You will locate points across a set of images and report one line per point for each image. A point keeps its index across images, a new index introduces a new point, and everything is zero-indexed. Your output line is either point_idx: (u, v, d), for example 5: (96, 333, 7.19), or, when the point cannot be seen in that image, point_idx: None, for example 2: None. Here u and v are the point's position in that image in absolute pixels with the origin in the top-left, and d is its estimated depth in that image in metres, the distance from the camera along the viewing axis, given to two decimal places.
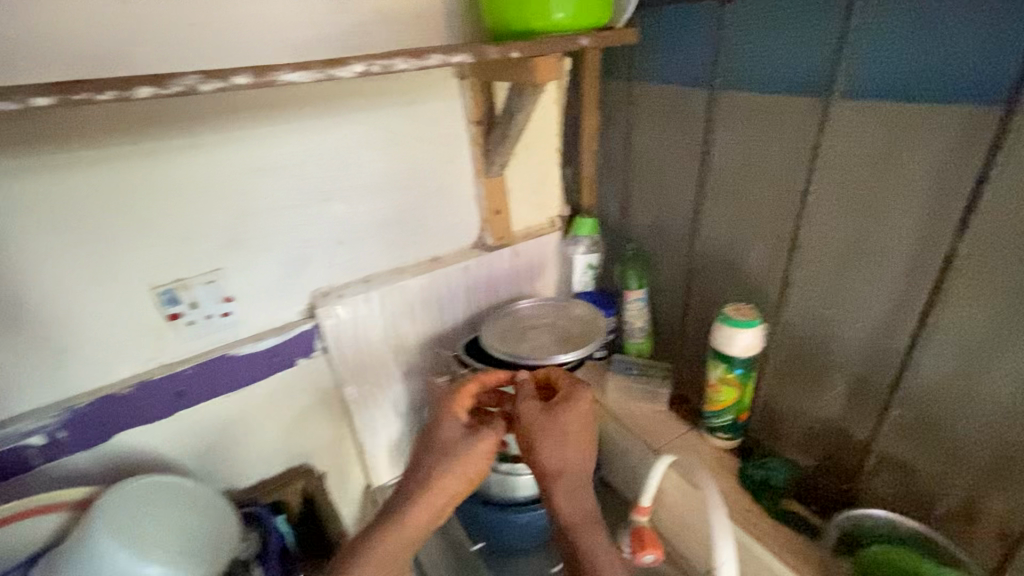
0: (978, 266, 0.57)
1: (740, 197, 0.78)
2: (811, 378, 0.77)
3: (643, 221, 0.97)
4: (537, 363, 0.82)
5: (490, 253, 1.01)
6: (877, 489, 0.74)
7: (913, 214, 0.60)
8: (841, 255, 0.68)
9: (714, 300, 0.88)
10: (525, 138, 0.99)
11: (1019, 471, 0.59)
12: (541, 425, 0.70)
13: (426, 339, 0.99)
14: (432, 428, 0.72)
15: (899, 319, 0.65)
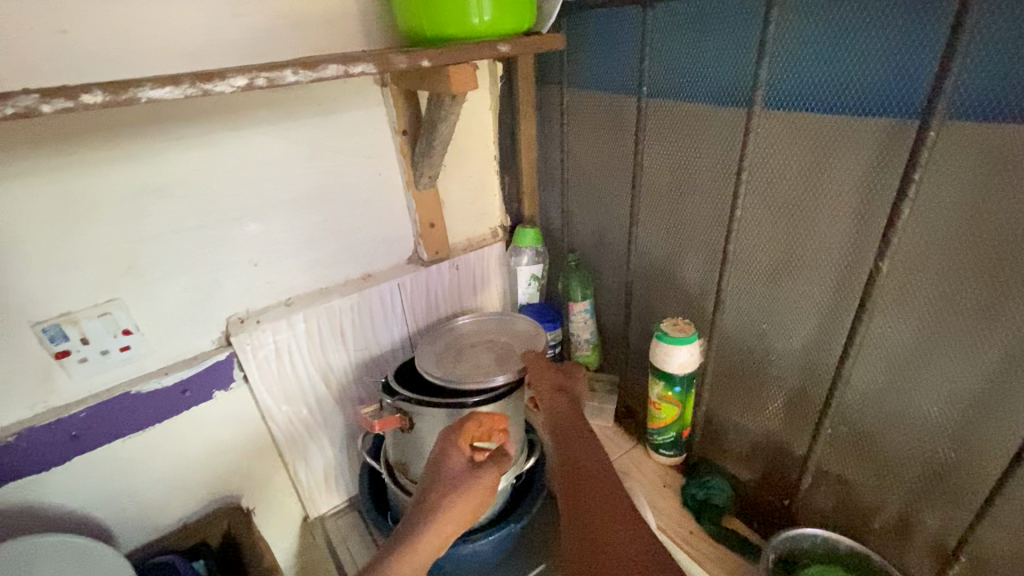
0: (902, 282, 0.55)
1: (675, 208, 0.75)
2: (749, 392, 0.75)
3: (584, 231, 0.94)
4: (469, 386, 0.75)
5: (425, 268, 0.95)
6: (815, 505, 0.72)
7: (841, 227, 0.58)
8: (772, 269, 0.66)
9: (655, 312, 0.86)
10: (459, 146, 0.94)
11: (949, 487, 0.58)
12: (538, 376, 0.76)
13: (361, 361, 0.94)
14: (436, 460, 0.66)
15: (831, 332, 0.63)
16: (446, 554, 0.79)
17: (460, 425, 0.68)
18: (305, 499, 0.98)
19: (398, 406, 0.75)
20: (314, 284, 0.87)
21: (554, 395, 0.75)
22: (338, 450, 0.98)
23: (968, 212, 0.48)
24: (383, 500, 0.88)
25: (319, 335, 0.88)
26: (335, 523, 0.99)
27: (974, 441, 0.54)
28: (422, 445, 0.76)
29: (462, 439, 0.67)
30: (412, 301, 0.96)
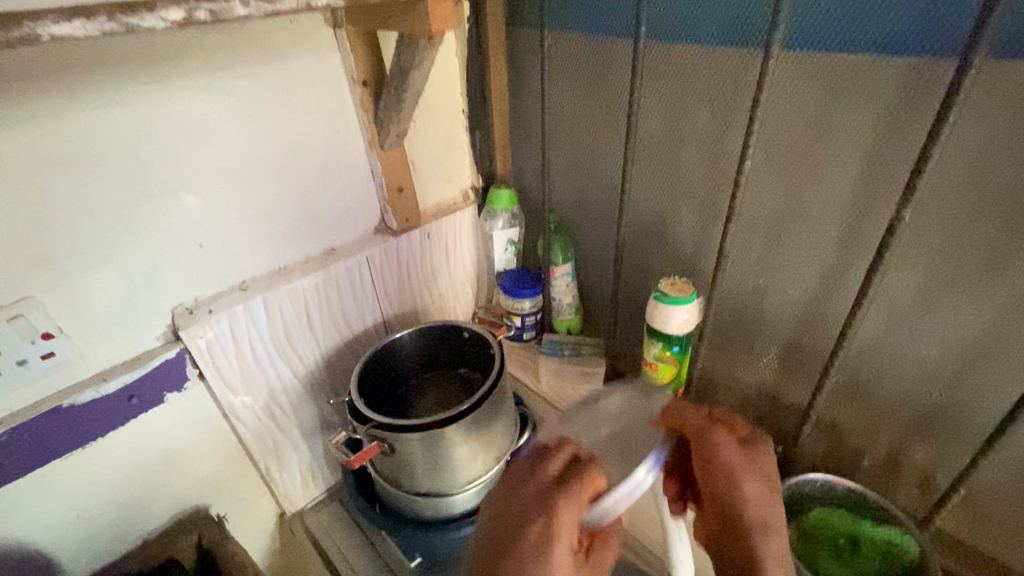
0: (915, 231, 0.54)
1: (670, 162, 0.71)
2: (742, 347, 0.75)
3: (566, 189, 0.88)
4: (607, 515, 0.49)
5: (394, 239, 0.86)
6: (808, 450, 0.74)
7: (852, 175, 0.56)
8: (775, 222, 0.64)
9: (646, 273, 0.83)
10: (425, 99, 0.84)
11: (943, 425, 0.60)
12: (740, 469, 0.50)
13: (331, 345, 0.85)
14: None
15: (834, 283, 0.62)
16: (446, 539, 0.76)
17: (571, 496, 0.46)
18: (281, 496, 0.90)
19: (372, 434, 0.69)
20: (271, 263, 0.77)
21: (748, 499, 0.49)
22: (312, 442, 0.90)
23: (993, 156, 0.48)
24: (371, 492, 0.83)
25: (283, 320, 0.78)
26: (316, 518, 0.92)
27: (978, 383, 0.56)
28: (412, 442, 0.69)
29: (566, 543, 0.45)
30: (382, 276, 0.87)
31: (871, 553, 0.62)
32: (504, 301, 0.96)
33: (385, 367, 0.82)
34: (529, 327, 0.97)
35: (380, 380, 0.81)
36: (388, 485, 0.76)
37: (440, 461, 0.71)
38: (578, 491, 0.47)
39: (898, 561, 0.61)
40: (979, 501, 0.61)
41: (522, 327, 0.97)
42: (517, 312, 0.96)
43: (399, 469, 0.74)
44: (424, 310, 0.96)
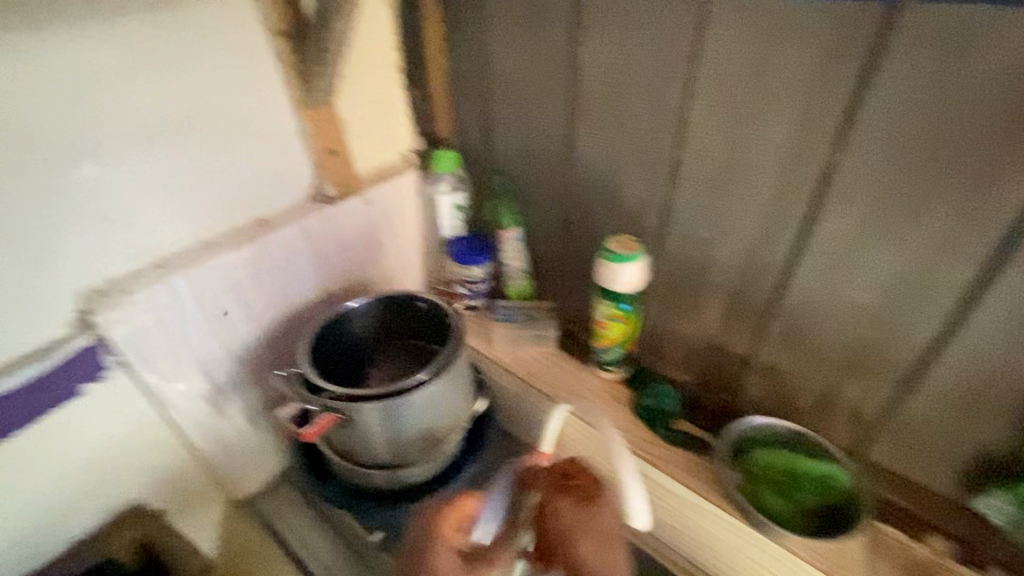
0: (851, 177, 0.56)
1: (614, 118, 0.70)
2: (687, 302, 0.77)
3: (510, 149, 0.85)
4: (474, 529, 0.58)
5: (334, 206, 0.81)
6: (752, 396, 0.77)
7: (788, 124, 0.57)
8: (717, 176, 0.65)
9: (595, 233, 0.82)
10: (354, 54, 0.78)
11: (871, 362, 0.64)
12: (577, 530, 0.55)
13: (272, 323, 0.80)
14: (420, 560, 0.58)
15: (772, 233, 0.64)
16: (406, 508, 0.75)
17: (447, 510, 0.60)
18: (227, 485, 0.86)
19: (329, 406, 0.65)
20: (193, 237, 0.71)
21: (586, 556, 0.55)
22: (257, 427, 0.85)
23: (924, 99, 0.49)
24: (324, 470, 0.79)
25: (214, 297, 0.72)
26: (267, 503, 0.89)
27: (905, 320, 0.59)
28: (373, 413, 0.65)
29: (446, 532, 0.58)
30: (323, 246, 0.82)
31: (815, 489, 0.66)
32: (452, 269, 0.93)
33: (337, 341, 0.77)
34: (480, 294, 0.94)
35: (331, 354, 0.76)
36: (344, 462, 0.73)
37: (400, 432, 0.69)
38: (453, 509, 0.60)
39: (838, 490, 0.65)
40: (902, 431, 0.66)
41: (474, 295, 0.94)
42: (466, 279, 0.92)
43: (355, 443, 0.70)
44: (371, 281, 0.92)
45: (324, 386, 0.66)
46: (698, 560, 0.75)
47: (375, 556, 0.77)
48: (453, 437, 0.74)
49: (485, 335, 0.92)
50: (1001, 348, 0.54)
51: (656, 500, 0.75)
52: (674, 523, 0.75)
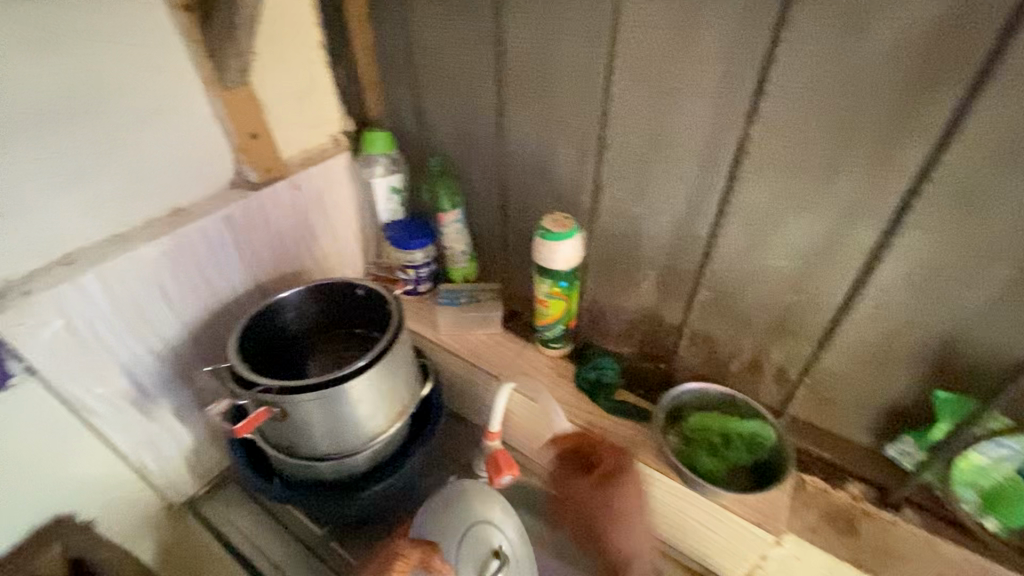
0: (766, 148, 0.58)
1: (542, 95, 0.70)
2: (624, 276, 0.78)
3: (443, 128, 0.84)
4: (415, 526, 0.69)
5: (257, 192, 0.77)
6: (687, 364, 0.80)
7: (706, 98, 0.59)
8: (644, 150, 0.66)
9: (532, 212, 0.82)
10: (271, 30, 0.74)
11: (792, 325, 0.67)
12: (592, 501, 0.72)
13: (201, 318, 0.77)
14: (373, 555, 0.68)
15: (698, 206, 0.66)
16: (351, 500, 0.73)
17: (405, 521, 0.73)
18: (163, 489, 0.84)
19: (260, 399, 0.63)
20: (100, 230, 0.66)
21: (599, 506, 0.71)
22: (192, 426, 0.82)
23: (826, 68, 0.51)
24: (267, 466, 0.78)
25: (128, 294, 0.68)
26: (210, 506, 0.87)
27: (819, 283, 0.63)
28: (309, 403, 0.63)
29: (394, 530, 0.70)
30: (248, 235, 0.78)
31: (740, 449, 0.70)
32: (394, 254, 0.91)
33: (269, 332, 0.74)
34: (424, 278, 0.93)
35: (263, 346, 0.74)
36: (281, 454, 0.70)
37: (340, 422, 0.67)
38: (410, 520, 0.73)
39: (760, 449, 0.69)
40: (822, 386, 0.70)
41: (417, 280, 0.93)
42: (410, 264, 0.91)
43: (294, 435, 0.68)
44: (306, 269, 0.88)
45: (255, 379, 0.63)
46: None
47: (325, 548, 0.80)
48: (400, 423, 0.72)
49: (429, 319, 0.91)
50: (901, 304, 0.59)
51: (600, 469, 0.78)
52: None
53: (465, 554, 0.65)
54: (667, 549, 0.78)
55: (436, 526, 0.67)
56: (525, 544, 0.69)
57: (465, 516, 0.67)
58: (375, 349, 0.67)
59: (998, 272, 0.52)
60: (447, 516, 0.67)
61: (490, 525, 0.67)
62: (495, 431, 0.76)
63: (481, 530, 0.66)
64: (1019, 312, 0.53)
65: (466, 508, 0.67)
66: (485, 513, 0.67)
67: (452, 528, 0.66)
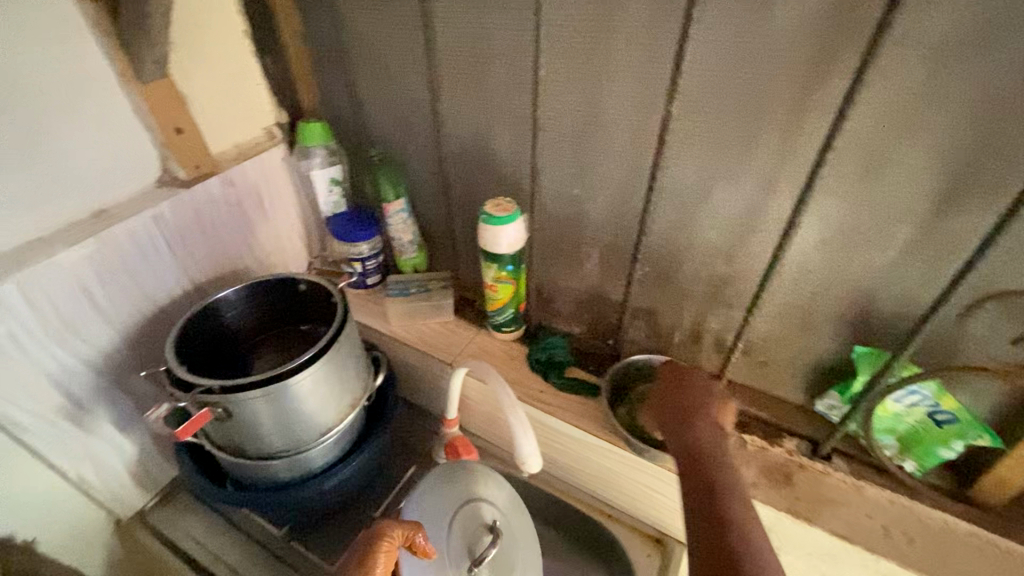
0: (687, 125, 0.60)
1: (476, 81, 0.71)
2: (568, 256, 0.80)
3: (381, 116, 0.83)
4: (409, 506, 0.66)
5: (186, 189, 0.74)
6: (633, 338, 0.83)
7: (631, 79, 0.61)
8: (578, 131, 0.68)
9: (476, 197, 0.83)
10: (192, 20, 0.71)
11: (725, 293, 0.71)
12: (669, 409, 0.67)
13: (136, 324, 0.74)
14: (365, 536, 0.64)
15: (631, 184, 0.68)
16: (307, 495, 0.73)
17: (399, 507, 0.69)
18: (107, 502, 0.81)
19: (201, 400, 0.61)
20: (16, 236, 0.63)
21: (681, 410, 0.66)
22: (135, 436, 0.80)
23: (736, 46, 0.54)
24: (217, 470, 0.76)
25: (51, 303, 0.64)
26: (162, 516, 0.84)
27: (746, 252, 0.66)
28: (258, 401, 0.62)
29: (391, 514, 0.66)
30: (180, 235, 0.75)
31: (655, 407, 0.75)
32: (339, 248, 0.90)
33: (205, 335, 0.72)
34: (372, 270, 0.92)
35: (199, 350, 0.71)
36: (230, 456, 0.69)
37: (291, 419, 0.66)
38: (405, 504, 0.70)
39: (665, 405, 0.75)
40: (755, 349, 0.74)
41: (364, 272, 0.92)
42: (356, 257, 0.89)
43: (241, 436, 0.66)
44: (247, 268, 0.86)
45: (195, 380, 0.61)
46: (599, 494, 0.82)
47: (285, 547, 0.79)
48: (352, 414, 0.72)
49: (380, 311, 0.91)
50: (819, 266, 0.63)
51: (555, 445, 0.80)
52: (574, 462, 0.81)
53: (456, 532, 0.65)
54: (621, 517, 0.81)
55: (427, 507, 0.65)
56: (519, 512, 0.72)
57: (456, 496, 0.68)
58: (321, 341, 0.66)
59: (900, 231, 0.57)
60: (439, 497, 0.67)
61: (482, 501, 0.68)
62: (454, 418, 0.77)
63: (471, 508, 0.67)
64: (920, 267, 0.58)
65: (455, 488, 0.68)
66: (476, 490, 0.69)
67: (443, 509, 0.66)
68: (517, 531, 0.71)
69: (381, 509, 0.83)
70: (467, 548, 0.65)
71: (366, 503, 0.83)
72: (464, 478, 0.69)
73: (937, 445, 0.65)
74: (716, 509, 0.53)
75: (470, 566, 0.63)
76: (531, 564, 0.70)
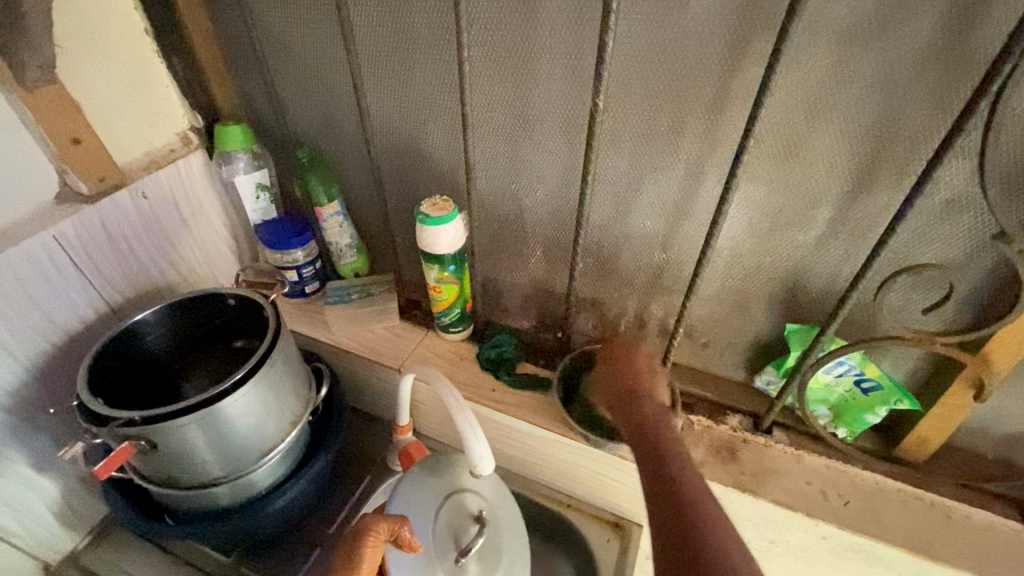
0: (616, 116, 0.61)
1: (403, 78, 0.68)
2: (511, 251, 0.79)
3: (306, 116, 0.78)
4: (393, 500, 0.66)
5: (90, 204, 0.67)
6: (581, 329, 0.83)
7: (559, 71, 0.60)
8: (510, 125, 0.67)
9: (414, 196, 0.80)
10: (80, 17, 0.65)
11: (666, 280, 0.72)
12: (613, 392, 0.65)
13: (43, 355, 0.67)
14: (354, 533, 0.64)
15: (568, 176, 0.68)
16: (253, 520, 0.69)
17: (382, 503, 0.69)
18: (32, 548, 0.75)
19: (120, 434, 0.57)
20: None
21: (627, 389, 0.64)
22: (56, 475, 0.73)
23: (655, 37, 0.55)
24: (151, 504, 0.71)
25: None
26: (96, 557, 0.79)
27: (681, 238, 0.68)
28: (190, 427, 0.58)
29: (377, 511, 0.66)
30: (88, 255, 0.69)
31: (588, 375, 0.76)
32: (271, 256, 0.85)
33: (121, 361, 0.67)
34: (310, 278, 0.88)
35: (115, 378, 0.66)
36: (163, 488, 0.64)
37: (228, 443, 0.62)
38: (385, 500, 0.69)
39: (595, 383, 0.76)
40: (696, 331, 0.76)
41: (301, 280, 0.87)
42: (290, 264, 0.85)
43: (172, 467, 0.62)
44: (170, 284, 0.81)
45: (111, 412, 0.57)
46: (558, 485, 0.83)
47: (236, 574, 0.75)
48: (294, 431, 0.68)
49: (322, 319, 0.87)
50: (749, 249, 0.65)
51: (512, 441, 0.80)
52: (530, 457, 0.81)
53: (441, 522, 0.64)
54: (581, 506, 0.82)
55: (413, 500, 0.65)
56: (508, 503, 0.68)
57: (442, 486, 0.66)
58: (252, 358, 0.63)
59: (821, 212, 0.59)
60: (424, 491, 0.66)
61: (466, 491, 0.66)
62: (406, 424, 0.74)
63: (456, 499, 0.65)
64: (841, 244, 0.60)
65: (441, 480, 0.67)
66: (460, 481, 0.67)
67: (429, 499, 0.65)
68: (505, 521, 0.66)
69: (337, 524, 0.80)
70: (452, 537, 0.63)
71: (320, 520, 0.80)
72: (429, 480, 0.66)
73: (864, 411, 0.69)
74: (670, 482, 0.49)
75: (455, 557, 0.61)
76: (521, 557, 0.66)
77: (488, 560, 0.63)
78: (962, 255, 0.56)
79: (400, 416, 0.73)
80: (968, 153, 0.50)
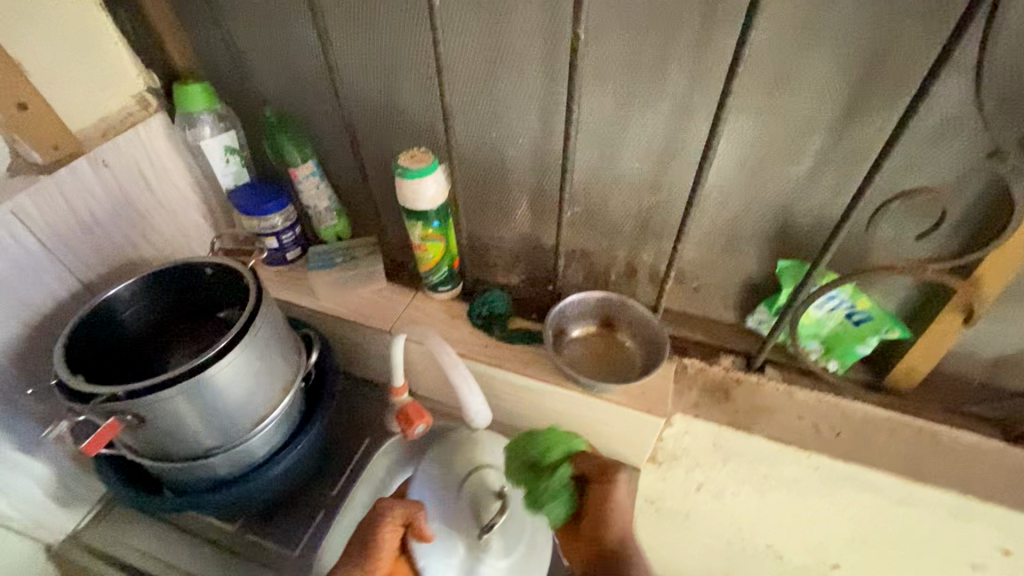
0: (598, 50, 0.58)
1: (370, 22, 0.64)
2: (496, 205, 0.77)
3: (270, 71, 0.74)
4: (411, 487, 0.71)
5: (47, 175, 0.63)
6: (571, 281, 0.82)
7: (536, 4, 0.57)
8: (486, 69, 0.64)
9: (391, 152, 0.77)
10: None
11: (655, 224, 0.71)
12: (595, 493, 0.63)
13: (17, 335, 0.65)
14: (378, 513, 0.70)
15: (550, 119, 0.66)
16: (253, 488, 0.69)
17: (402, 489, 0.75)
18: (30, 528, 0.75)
19: (106, 409, 0.56)
20: None
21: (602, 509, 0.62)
22: (46, 455, 0.72)
23: None
24: (148, 478, 0.70)
25: None
26: (97, 534, 0.79)
27: (671, 180, 0.66)
28: (178, 399, 0.57)
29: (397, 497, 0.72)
30: (52, 231, 0.65)
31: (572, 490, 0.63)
32: (247, 224, 0.82)
33: (99, 336, 0.64)
34: (290, 244, 0.85)
35: (94, 354, 0.64)
36: (158, 462, 0.63)
37: (219, 413, 0.61)
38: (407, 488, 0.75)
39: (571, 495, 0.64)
40: (687, 275, 0.75)
41: (282, 247, 0.84)
42: (269, 231, 0.82)
43: (163, 440, 0.61)
44: (144, 258, 0.78)
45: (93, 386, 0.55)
46: None
47: (243, 541, 0.75)
48: (287, 398, 0.67)
49: (306, 286, 0.85)
50: (739, 187, 0.63)
51: (508, 396, 0.80)
52: (527, 411, 0.81)
53: (465, 500, 0.69)
54: None
55: (432, 483, 0.71)
56: None
57: (465, 463, 0.71)
58: (235, 327, 0.61)
59: (812, 143, 0.57)
60: (444, 473, 0.71)
61: (488, 468, 0.71)
62: (401, 385, 0.74)
63: (478, 477, 0.70)
64: (833, 176, 0.59)
65: (463, 459, 0.71)
66: (482, 457, 0.71)
67: (450, 479, 0.70)
68: None
69: (339, 487, 0.80)
70: (476, 514, 0.68)
71: (321, 484, 0.80)
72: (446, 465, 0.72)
73: (855, 343, 0.69)
74: None
75: (479, 533, 0.67)
76: (542, 528, 0.71)
77: (511, 535, 0.69)
78: (955, 178, 0.55)
79: (393, 376, 0.73)
80: (962, 70, 0.49)
